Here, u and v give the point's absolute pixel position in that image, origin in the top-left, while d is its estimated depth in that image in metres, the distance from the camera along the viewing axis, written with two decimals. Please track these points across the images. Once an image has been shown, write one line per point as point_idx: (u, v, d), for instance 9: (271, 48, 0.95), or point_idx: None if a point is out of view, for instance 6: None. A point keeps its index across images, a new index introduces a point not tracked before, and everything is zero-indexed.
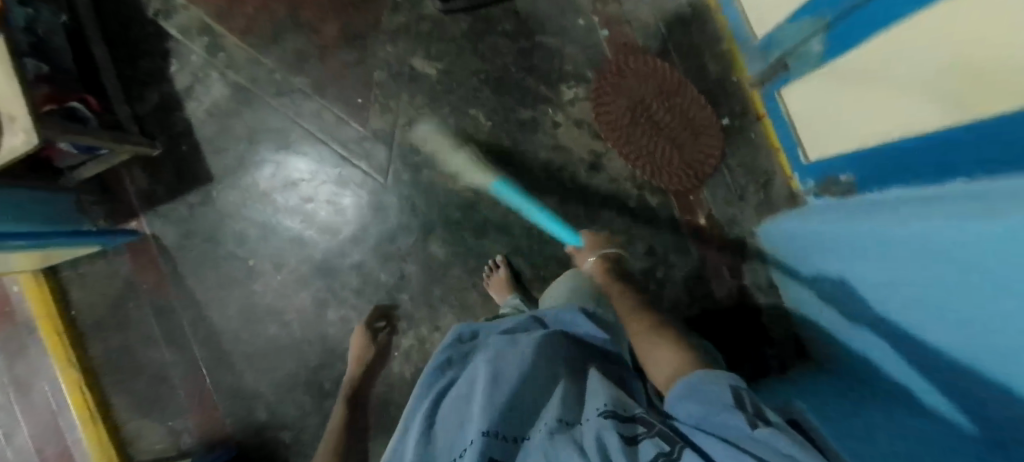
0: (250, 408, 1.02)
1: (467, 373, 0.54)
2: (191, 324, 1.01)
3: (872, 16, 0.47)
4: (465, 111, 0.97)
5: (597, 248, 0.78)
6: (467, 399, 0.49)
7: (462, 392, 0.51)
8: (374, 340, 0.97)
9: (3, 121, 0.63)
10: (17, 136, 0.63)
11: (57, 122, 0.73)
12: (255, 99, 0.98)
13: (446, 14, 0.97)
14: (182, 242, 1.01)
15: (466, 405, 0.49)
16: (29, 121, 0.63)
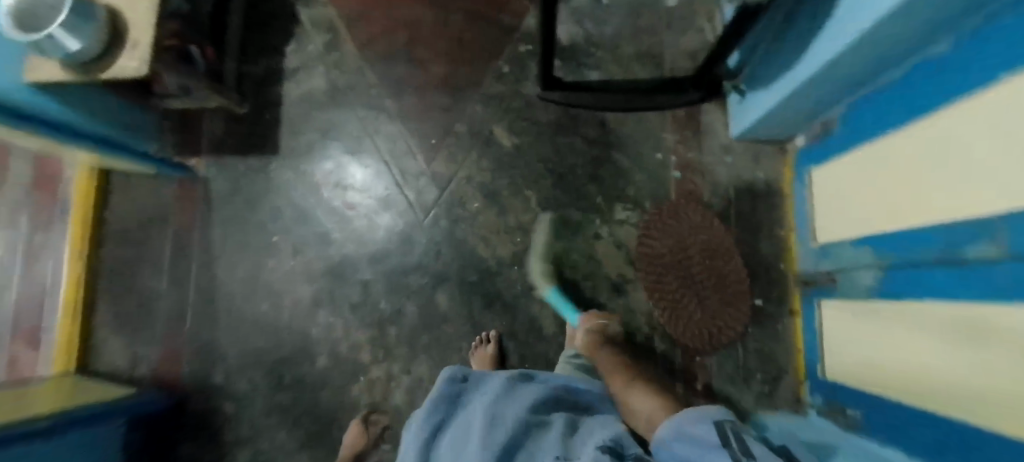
0: (209, 369, 1.01)
1: (468, 415, 0.61)
2: (197, 269, 1.03)
3: (920, 283, 0.53)
4: (523, 188, 1.01)
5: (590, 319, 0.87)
6: (464, 439, 0.55)
7: (458, 434, 0.57)
8: (365, 431, 0.94)
9: (125, 45, 0.68)
10: (131, 62, 0.67)
11: (168, 60, 0.79)
12: (346, 103, 1.06)
13: (541, 98, 0.97)
14: (225, 195, 1.05)
15: (465, 440, 0.55)
16: (147, 53, 0.68)
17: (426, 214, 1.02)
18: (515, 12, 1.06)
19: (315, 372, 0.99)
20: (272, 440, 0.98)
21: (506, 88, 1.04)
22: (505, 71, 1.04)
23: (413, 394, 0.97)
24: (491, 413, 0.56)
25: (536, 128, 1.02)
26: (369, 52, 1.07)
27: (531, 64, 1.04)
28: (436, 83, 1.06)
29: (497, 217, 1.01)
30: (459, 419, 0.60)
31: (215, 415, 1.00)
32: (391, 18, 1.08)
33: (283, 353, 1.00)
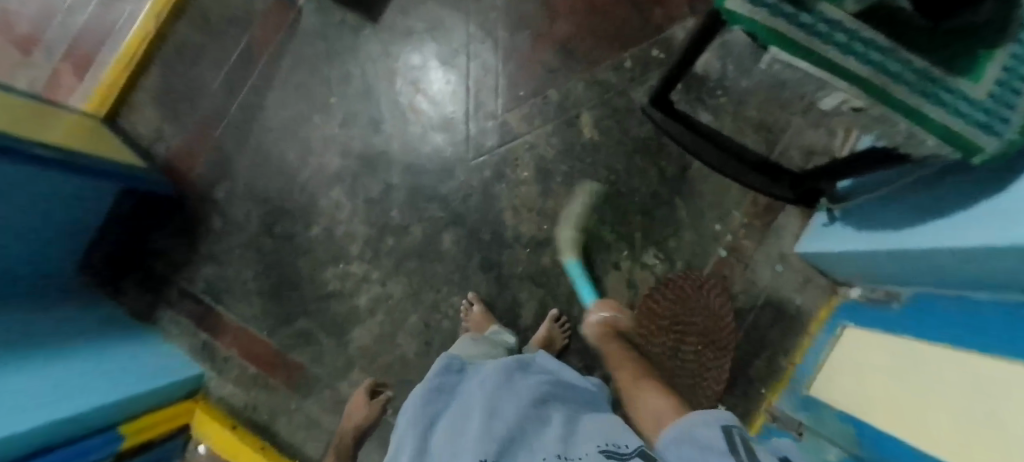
0: (216, 180, 1.03)
1: (462, 402, 0.60)
2: (250, 86, 1.03)
3: None
4: (576, 184, 0.97)
5: (600, 309, 0.88)
6: (462, 426, 0.55)
7: (457, 417, 0.57)
8: (370, 402, 0.90)
9: None
10: None
11: None
12: (463, 12, 1.01)
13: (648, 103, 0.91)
14: (309, 34, 1.02)
15: (462, 430, 0.54)
16: None
17: (476, 156, 0.99)
18: (668, 13, 0.97)
19: (304, 237, 1.00)
20: (238, 273, 1.01)
21: (617, 82, 0.98)
22: (625, 65, 0.98)
23: (377, 306, 0.98)
24: (491, 403, 0.56)
25: (621, 136, 0.97)
26: None
27: (654, 73, 0.97)
28: (556, 40, 1.00)
29: (538, 197, 0.98)
30: (457, 403, 0.60)
31: (202, 222, 1.03)
32: None
33: (285, 204, 1.01)
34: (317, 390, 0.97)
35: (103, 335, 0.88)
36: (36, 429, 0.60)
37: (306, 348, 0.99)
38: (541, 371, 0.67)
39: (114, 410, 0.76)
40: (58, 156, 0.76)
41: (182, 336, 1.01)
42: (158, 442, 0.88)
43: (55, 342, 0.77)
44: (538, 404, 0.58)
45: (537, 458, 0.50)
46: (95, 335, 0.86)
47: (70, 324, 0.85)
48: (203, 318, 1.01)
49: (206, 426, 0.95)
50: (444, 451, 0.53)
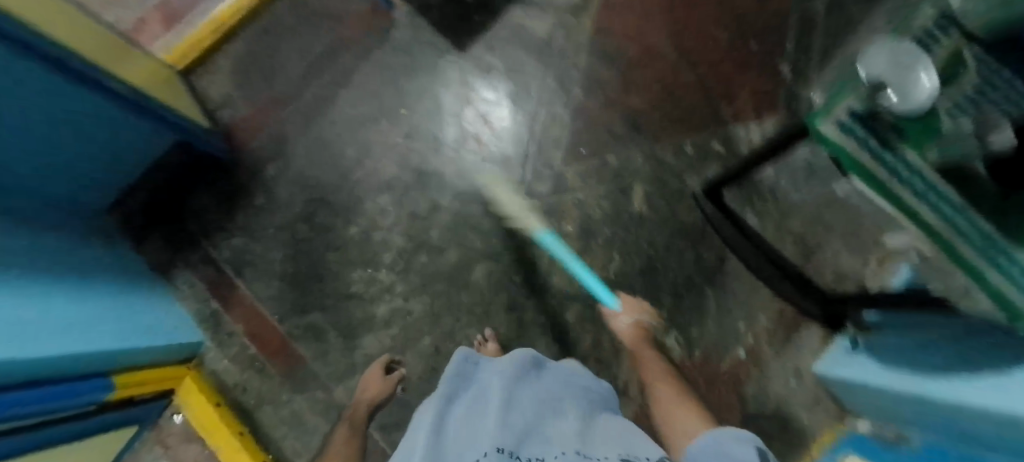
0: (270, 157, 1.04)
1: (476, 403, 0.56)
2: (328, 79, 1.06)
3: None
4: (615, 249, 0.99)
5: (632, 311, 0.88)
6: (475, 420, 0.52)
7: (469, 414, 0.54)
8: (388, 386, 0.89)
9: None
10: None
11: None
12: (547, 63, 1.06)
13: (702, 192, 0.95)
14: (397, 45, 1.07)
15: (476, 425, 0.51)
16: None
17: (526, 198, 1.02)
18: (737, 113, 1.03)
19: (340, 233, 1.01)
20: (266, 252, 1.01)
21: (674, 163, 1.02)
22: (686, 150, 1.02)
23: (394, 318, 0.98)
24: (508, 394, 0.55)
25: (667, 215, 1.00)
26: (599, 41, 1.07)
27: (711, 163, 1.01)
28: (626, 109, 1.04)
29: (575, 252, 1.00)
30: (474, 395, 0.59)
31: (245, 193, 1.03)
32: (640, 31, 1.07)
33: (331, 197, 1.02)
34: (312, 387, 0.96)
35: (121, 280, 0.87)
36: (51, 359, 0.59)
37: (312, 343, 0.97)
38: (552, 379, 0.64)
39: (114, 358, 0.74)
40: (132, 95, 0.76)
41: (191, 300, 0.99)
42: (140, 401, 0.85)
43: (81, 275, 0.76)
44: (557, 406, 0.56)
45: (554, 451, 0.46)
46: (113, 277, 0.85)
47: (94, 261, 0.83)
48: (218, 288, 1.00)
49: (191, 397, 0.92)
50: (455, 443, 0.49)
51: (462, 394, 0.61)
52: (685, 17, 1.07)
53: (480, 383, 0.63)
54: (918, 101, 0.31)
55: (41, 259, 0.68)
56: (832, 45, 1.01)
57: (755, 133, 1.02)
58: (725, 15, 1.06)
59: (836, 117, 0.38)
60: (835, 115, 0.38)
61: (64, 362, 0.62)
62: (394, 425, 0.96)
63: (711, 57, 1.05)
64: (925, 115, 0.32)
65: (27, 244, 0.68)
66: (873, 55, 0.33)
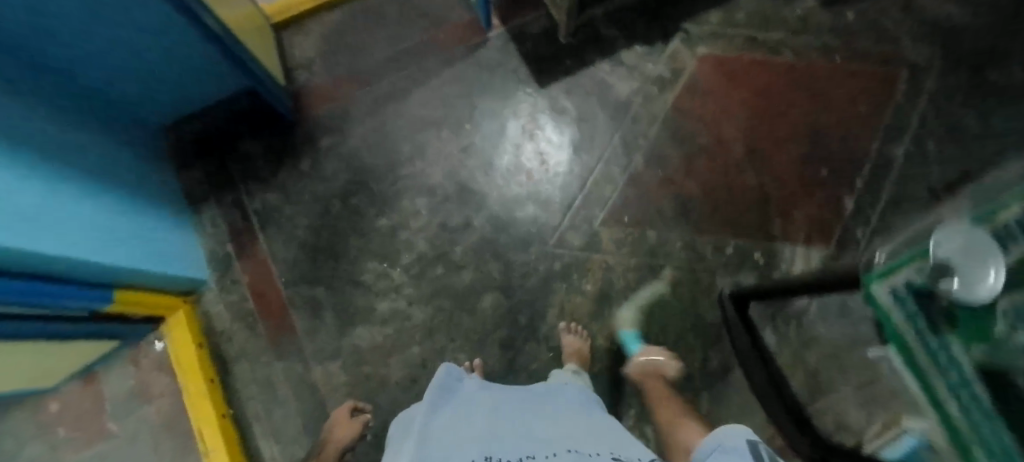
0: (329, 127, 1.06)
1: (462, 408, 0.60)
2: (407, 72, 1.09)
3: None
4: (626, 323, 0.98)
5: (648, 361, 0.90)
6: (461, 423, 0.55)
7: (454, 418, 0.57)
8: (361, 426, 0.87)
9: None
10: None
11: None
12: (617, 123, 1.07)
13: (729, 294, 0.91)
14: (481, 61, 1.09)
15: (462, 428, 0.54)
16: None
17: (555, 245, 1.01)
18: (786, 230, 1.01)
19: (369, 220, 1.02)
20: (294, 215, 1.02)
21: (710, 259, 1.00)
22: (726, 250, 1.00)
23: (392, 319, 0.97)
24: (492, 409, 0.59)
25: (688, 307, 0.98)
26: (673, 117, 1.07)
27: (746, 271, 0.99)
28: (679, 191, 1.03)
29: (586, 313, 0.98)
30: (460, 407, 0.60)
31: (294, 153, 1.05)
32: (716, 121, 1.07)
33: (372, 183, 1.03)
34: (293, 359, 0.95)
35: (154, 201, 0.88)
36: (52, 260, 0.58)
37: (307, 316, 0.97)
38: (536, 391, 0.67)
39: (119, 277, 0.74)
40: (217, 30, 0.77)
41: (209, 237, 1.00)
42: (134, 319, 0.86)
43: (116, 186, 0.77)
44: (542, 413, 0.60)
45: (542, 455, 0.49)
46: (147, 195, 0.86)
47: (134, 175, 0.85)
48: (238, 234, 1.01)
49: (177, 330, 0.92)
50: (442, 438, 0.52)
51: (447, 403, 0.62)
52: (762, 122, 1.07)
53: (463, 394, 0.63)
54: (980, 297, 0.21)
55: (81, 160, 0.69)
56: (898, 196, 1.00)
57: (799, 255, 1.00)
58: (801, 133, 1.06)
59: (892, 283, 0.26)
60: (890, 280, 0.26)
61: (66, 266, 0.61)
62: None
63: (777, 168, 1.04)
64: (980, 305, 0.22)
65: (71, 141, 0.69)
66: (941, 232, 0.22)
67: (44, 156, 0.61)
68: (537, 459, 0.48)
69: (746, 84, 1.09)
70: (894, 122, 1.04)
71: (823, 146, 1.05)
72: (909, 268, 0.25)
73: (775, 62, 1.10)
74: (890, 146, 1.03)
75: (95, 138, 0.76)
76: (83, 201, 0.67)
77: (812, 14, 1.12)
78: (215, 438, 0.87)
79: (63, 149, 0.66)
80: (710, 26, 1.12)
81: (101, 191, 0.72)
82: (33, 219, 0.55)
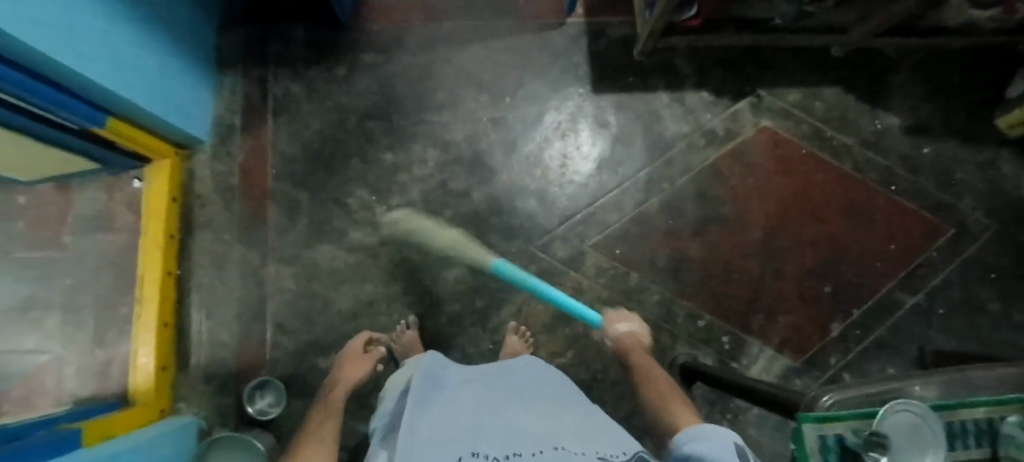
0: (378, 45, 1.04)
1: (449, 403, 0.53)
2: (474, 24, 1.05)
3: None
4: (572, 349, 0.96)
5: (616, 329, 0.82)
6: (446, 421, 0.47)
7: (439, 415, 0.49)
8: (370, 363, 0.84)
9: None
10: None
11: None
12: (651, 157, 1.03)
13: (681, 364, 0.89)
14: (548, 43, 1.05)
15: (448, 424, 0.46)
16: None
17: (539, 248, 0.99)
18: (763, 328, 0.98)
19: (376, 148, 1.00)
20: (308, 114, 1.00)
21: (679, 324, 0.98)
22: (698, 322, 0.98)
23: (358, 250, 0.97)
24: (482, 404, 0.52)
25: None
26: (706, 175, 1.03)
27: (708, 350, 0.97)
28: (680, 248, 1.00)
29: (540, 323, 0.97)
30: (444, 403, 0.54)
31: (335, 55, 1.03)
32: (745, 196, 1.02)
33: (394, 115, 1.02)
34: (253, 247, 0.96)
35: (187, 50, 0.88)
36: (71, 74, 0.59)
37: (281, 213, 0.97)
38: (534, 389, 0.61)
39: (125, 107, 0.74)
40: None
41: (224, 100, 1.00)
42: (116, 148, 0.84)
43: (160, 24, 0.76)
44: (534, 408, 0.53)
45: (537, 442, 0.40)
46: (178, 41, 0.84)
47: (178, 16, 0.83)
48: (250, 110, 1.00)
49: (155, 176, 0.92)
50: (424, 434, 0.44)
51: (431, 399, 0.56)
52: (790, 217, 1.02)
53: (448, 390, 0.58)
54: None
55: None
56: (884, 343, 0.96)
57: (763, 356, 0.97)
58: (822, 243, 1.01)
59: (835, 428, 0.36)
60: (829, 428, 0.36)
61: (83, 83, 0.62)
62: (287, 329, 0.95)
63: (783, 267, 1.00)
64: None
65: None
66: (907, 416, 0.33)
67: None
68: (521, 452, 0.38)
69: (792, 174, 1.04)
70: (917, 271, 1.00)
71: (838, 265, 1.01)
72: (849, 425, 0.36)
73: (830, 164, 1.05)
74: (901, 293, 0.99)
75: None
76: (125, 28, 0.67)
77: (887, 134, 1.07)
78: (152, 290, 0.89)
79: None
80: (783, 103, 1.07)
81: (146, 25, 0.72)
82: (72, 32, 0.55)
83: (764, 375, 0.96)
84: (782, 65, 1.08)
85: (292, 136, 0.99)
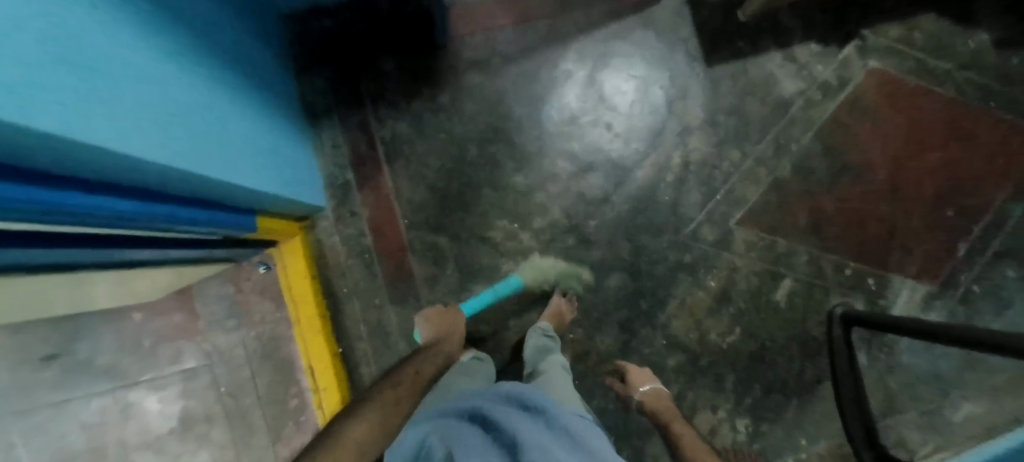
0: (474, 62, 0.94)
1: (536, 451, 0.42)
2: (569, 16, 0.95)
3: None
4: (739, 325, 0.98)
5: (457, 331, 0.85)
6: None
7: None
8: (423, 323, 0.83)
9: None
10: None
11: None
12: (776, 118, 0.98)
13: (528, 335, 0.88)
14: (651, 21, 0.96)
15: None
16: None
17: (689, 237, 0.97)
18: (905, 264, 1.00)
19: (504, 173, 0.94)
20: (424, 153, 0.93)
21: (829, 277, 0.99)
22: (845, 271, 0.99)
23: None
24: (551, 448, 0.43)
25: (798, 320, 0.99)
26: (831, 128, 0.99)
27: (858, 296, 0.99)
28: (818, 205, 0.99)
29: (705, 309, 0.98)
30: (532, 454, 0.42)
31: (435, 84, 0.94)
32: (870, 141, 0.99)
33: (512, 136, 0.95)
34: (409, 305, 0.92)
35: (276, 107, 0.78)
36: (186, 183, 0.51)
37: (425, 264, 0.93)
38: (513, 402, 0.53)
39: (254, 201, 0.70)
40: None
41: (329, 159, 0.92)
42: (219, 241, 0.76)
43: (250, 90, 0.68)
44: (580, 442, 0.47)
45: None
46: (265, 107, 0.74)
47: (252, 64, 0.71)
48: (361, 163, 0.93)
49: (293, 258, 0.89)
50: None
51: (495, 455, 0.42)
52: (911, 150, 1.00)
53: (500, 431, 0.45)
54: None
55: (224, 53, 0.60)
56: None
57: (905, 289, 1.00)
58: (945, 171, 1.00)
59: None
60: None
61: (165, 185, 0.50)
62: None
63: (912, 202, 1.00)
64: None
65: (218, 30, 0.60)
66: None
67: (196, 39, 0.51)
68: None
69: (910, 111, 1.00)
70: None
71: (967, 184, 0.99)
72: None
73: (948, 92, 1.00)
74: (1011, 203, 0.99)
75: (226, 18, 0.63)
76: (239, 113, 0.63)
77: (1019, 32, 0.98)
78: (326, 376, 0.88)
79: (212, 35, 0.57)
80: (889, 40, 0.99)
81: (236, 82, 0.63)
82: (208, 131, 0.52)
83: (909, 307, 1.00)
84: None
85: (414, 182, 0.93)
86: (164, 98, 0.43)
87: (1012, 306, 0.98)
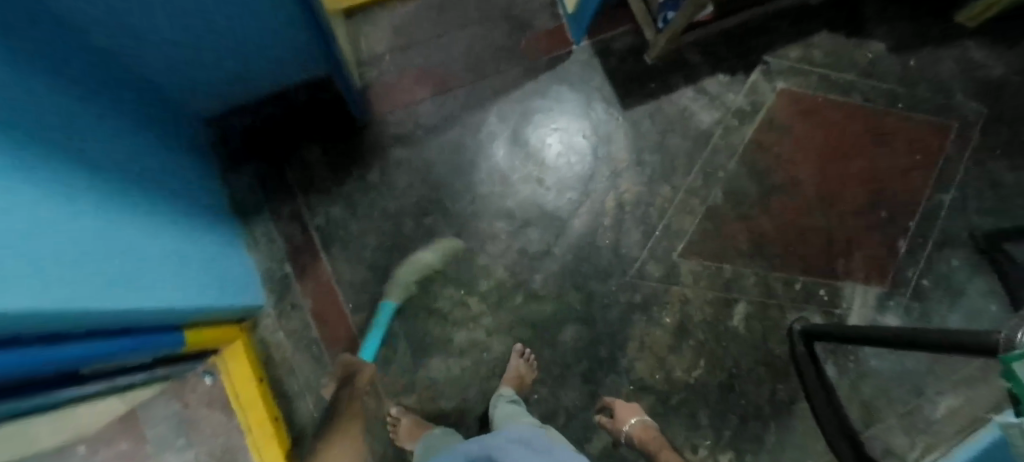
0: (399, 140, 0.97)
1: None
2: (484, 82, 0.99)
3: None
4: (702, 357, 0.97)
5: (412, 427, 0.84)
6: None
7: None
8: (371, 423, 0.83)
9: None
10: None
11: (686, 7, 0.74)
12: (699, 148, 1.01)
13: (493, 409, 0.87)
14: (564, 76, 1.00)
15: None
16: None
17: (636, 276, 0.97)
18: (851, 269, 1.01)
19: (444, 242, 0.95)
20: (361, 234, 0.94)
21: (781, 294, 1.00)
22: (794, 285, 1.00)
23: (469, 351, 0.93)
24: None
25: (759, 342, 0.99)
26: (753, 151, 1.02)
27: (813, 308, 1.00)
28: (755, 226, 1.01)
29: (665, 346, 0.97)
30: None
31: (364, 166, 0.95)
32: (793, 157, 1.03)
33: (446, 205, 0.96)
34: (364, 392, 0.90)
35: (202, 213, 0.78)
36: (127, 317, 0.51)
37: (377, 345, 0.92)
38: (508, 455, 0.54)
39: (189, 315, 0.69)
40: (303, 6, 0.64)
41: (266, 255, 0.92)
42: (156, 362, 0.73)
43: (173, 203, 0.68)
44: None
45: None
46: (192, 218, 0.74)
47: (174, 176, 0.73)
48: (299, 253, 0.93)
49: (237, 362, 0.87)
50: None
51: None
52: (833, 158, 1.04)
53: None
54: None
55: (128, 170, 0.57)
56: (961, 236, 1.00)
57: (858, 294, 1.01)
58: (870, 173, 1.03)
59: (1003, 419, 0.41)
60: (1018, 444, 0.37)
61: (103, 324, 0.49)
62: None
63: (844, 208, 1.03)
64: None
65: (125, 152, 0.59)
66: None
67: (101, 168, 0.50)
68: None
69: (825, 122, 1.04)
70: (972, 165, 1.02)
71: (894, 184, 1.03)
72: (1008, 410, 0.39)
73: (856, 100, 1.04)
74: (938, 194, 1.02)
75: (129, 135, 0.61)
76: (167, 233, 0.63)
77: (908, 38, 1.05)
78: None
79: (121, 162, 0.56)
80: (791, 60, 1.05)
81: (152, 199, 0.61)
82: (136, 259, 0.52)
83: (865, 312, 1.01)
84: (785, 25, 1.05)
85: (355, 265, 0.93)
86: (95, 241, 0.44)
87: (964, 295, 0.98)
